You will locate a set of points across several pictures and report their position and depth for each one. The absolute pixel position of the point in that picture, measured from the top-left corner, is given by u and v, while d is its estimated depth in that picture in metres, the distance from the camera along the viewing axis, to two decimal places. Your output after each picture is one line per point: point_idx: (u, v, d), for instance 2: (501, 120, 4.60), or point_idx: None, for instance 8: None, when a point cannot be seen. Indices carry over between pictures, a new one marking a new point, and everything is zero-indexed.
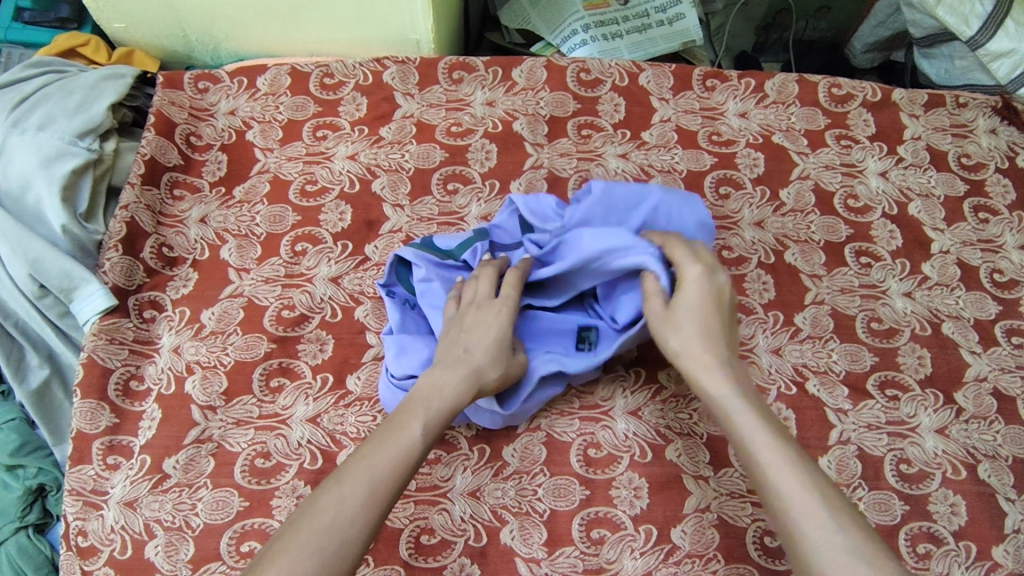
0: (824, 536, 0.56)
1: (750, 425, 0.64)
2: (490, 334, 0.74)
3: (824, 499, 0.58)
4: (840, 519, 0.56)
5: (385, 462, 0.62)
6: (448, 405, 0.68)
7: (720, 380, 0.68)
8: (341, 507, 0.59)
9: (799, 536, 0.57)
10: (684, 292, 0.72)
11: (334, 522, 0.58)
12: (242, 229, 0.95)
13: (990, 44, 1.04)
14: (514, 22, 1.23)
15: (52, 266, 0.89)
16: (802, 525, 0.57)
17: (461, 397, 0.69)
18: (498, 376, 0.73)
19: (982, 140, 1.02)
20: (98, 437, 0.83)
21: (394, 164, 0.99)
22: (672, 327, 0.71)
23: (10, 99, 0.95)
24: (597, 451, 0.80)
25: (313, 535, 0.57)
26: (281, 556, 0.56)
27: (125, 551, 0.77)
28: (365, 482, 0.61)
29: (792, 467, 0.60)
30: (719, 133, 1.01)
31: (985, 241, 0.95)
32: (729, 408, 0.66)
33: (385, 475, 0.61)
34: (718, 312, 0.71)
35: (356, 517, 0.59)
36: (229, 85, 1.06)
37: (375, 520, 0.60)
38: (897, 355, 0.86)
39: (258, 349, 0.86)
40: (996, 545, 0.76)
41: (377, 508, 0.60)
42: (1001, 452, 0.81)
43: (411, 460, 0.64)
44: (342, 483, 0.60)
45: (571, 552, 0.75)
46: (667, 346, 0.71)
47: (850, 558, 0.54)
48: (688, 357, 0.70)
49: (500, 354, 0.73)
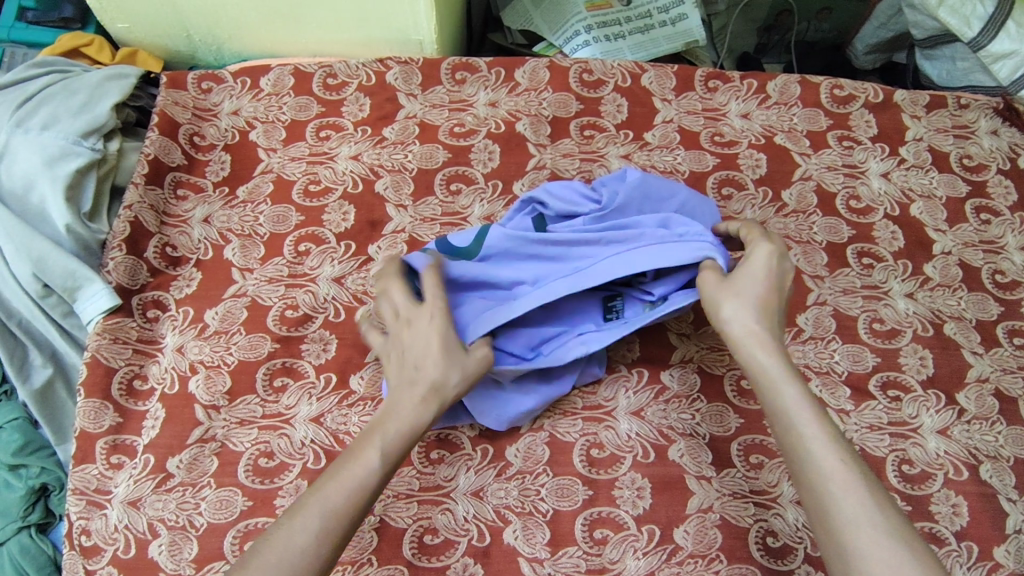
0: (864, 517, 0.57)
1: (796, 398, 0.64)
2: (434, 341, 0.72)
3: (864, 480, 0.59)
4: (877, 499, 0.58)
5: (337, 494, 0.63)
6: (404, 428, 0.68)
7: (772, 351, 0.67)
8: (292, 538, 0.61)
9: (840, 514, 0.57)
10: (749, 265, 0.71)
11: (290, 551, 0.60)
12: (245, 229, 0.95)
13: (992, 45, 1.04)
14: (517, 22, 1.23)
15: (55, 265, 0.89)
16: (843, 504, 0.58)
17: (417, 418, 0.69)
18: (458, 380, 0.71)
19: (984, 141, 1.02)
20: (102, 437, 0.83)
21: (397, 164, 0.99)
22: (729, 295, 0.70)
23: (14, 99, 0.95)
24: (599, 452, 0.80)
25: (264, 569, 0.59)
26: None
27: (129, 551, 0.77)
28: (317, 515, 0.62)
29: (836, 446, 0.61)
30: (721, 134, 1.01)
31: (987, 243, 0.95)
32: (777, 381, 0.65)
33: (337, 509, 0.63)
34: (778, 289, 0.71)
35: (306, 549, 0.60)
36: (232, 85, 1.07)
37: (327, 549, 0.61)
38: (899, 356, 0.86)
39: (262, 349, 0.86)
40: (997, 545, 0.76)
41: (330, 538, 0.61)
42: (1002, 453, 0.81)
43: (369, 488, 0.65)
44: (296, 520, 0.62)
45: (574, 552, 0.75)
46: (721, 312, 0.70)
47: (890, 539, 0.55)
48: (743, 325, 0.68)
49: (456, 361, 0.71)
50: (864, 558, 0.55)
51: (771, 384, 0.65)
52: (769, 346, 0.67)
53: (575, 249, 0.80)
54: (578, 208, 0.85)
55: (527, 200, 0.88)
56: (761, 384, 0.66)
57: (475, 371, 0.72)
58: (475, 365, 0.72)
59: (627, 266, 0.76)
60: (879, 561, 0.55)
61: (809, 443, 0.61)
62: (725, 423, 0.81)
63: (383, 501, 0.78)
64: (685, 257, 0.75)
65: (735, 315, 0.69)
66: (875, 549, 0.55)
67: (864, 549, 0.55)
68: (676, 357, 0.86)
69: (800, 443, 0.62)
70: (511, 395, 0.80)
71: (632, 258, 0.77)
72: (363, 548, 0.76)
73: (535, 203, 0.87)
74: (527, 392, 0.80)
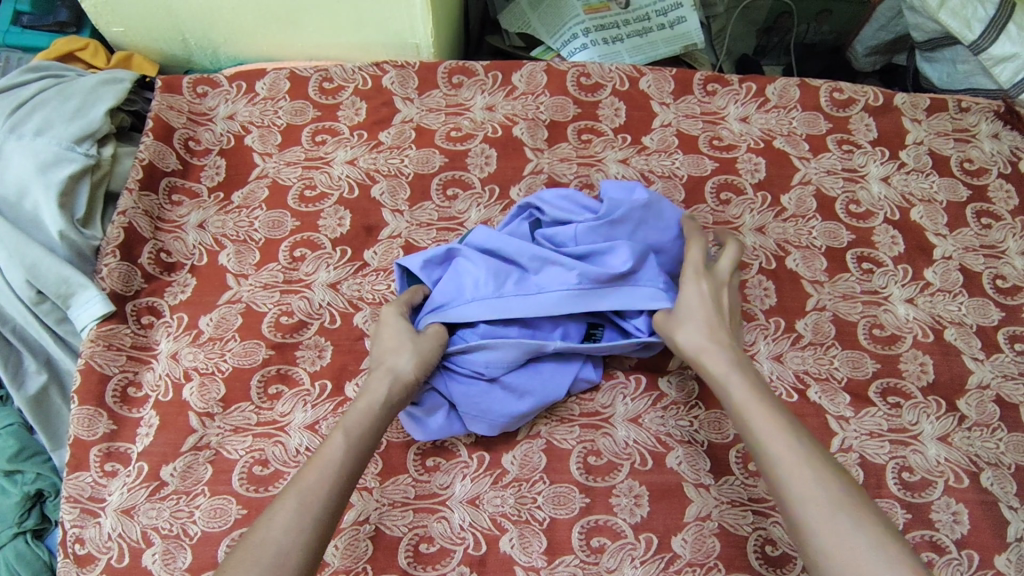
0: (818, 501, 0.58)
1: (745, 397, 0.67)
2: (393, 336, 0.77)
3: (821, 468, 0.60)
4: (830, 483, 0.59)
5: (312, 476, 0.64)
6: (365, 407, 0.71)
7: (722, 361, 0.71)
8: (272, 525, 0.60)
9: (799, 507, 0.59)
10: (697, 291, 0.76)
11: (268, 537, 0.59)
12: (240, 234, 0.95)
13: (993, 48, 1.03)
14: (514, 25, 1.22)
15: (48, 272, 0.88)
16: (799, 496, 0.59)
17: (380, 399, 0.72)
18: (410, 358, 0.75)
19: (985, 145, 1.01)
20: (96, 444, 0.82)
21: (394, 169, 0.98)
22: (681, 324, 0.75)
23: (8, 105, 0.95)
24: (596, 459, 0.79)
25: (249, 556, 0.58)
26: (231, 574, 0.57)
27: (122, 559, 0.76)
28: (295, 497, 0.62)
29: (790, 441, 0.62)
30: (720, 137, 1.01)
31: (988, 247, 0.94)
32: (730, 385, 0.69)
33: (313, 489, 0.63)
34: (716, 302, 0.76)
35: (286, 533, 0.60)
36: (228, 89, 1.06)
37: (310, 528, 0.61)
38: (899, 362, 0.85)
39: (256, 355, 0.86)
40: (998, 553, 0.75)
41: (311, 517, 0.61)
42: (1003, 460, 0.80)
43: (343, 466, 0.65)
44: (274, 507, 0.62)
45: (571, 560, 0.74)
46: (676, 340, 0.75)
47: (843, 520, 0.57)
48: (698, 347, 0.73)
49: (412, 344, 0.76)
50: (825, 547, 0.56)
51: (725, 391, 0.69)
52: (721, 356, 0.71)
53: (551, 265, 0.81)
54: (573, 216, 0.85)
55: (525, 204, 0.88)
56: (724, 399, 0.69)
57: (434, 354, 0.77)
58: (433, 349, 0.77)
59: (586, 303, 0.79)
60: (835, 546, 0.56)
61: (762, 442, 0.63)
62: (723, 430, 0.81)
63: (378, 509, 0.78)
64: (641, 305, 0.79)
65: (690, 340, 0.74)
66: (833, 535, 0.56)
67: (822, 536, 0.57)
68: (674, 364, 0.85)
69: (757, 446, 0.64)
70: (503, 398, 0.79)
71: (594, 295, 0.79)
72: (358, 556, 0.75)
73: (532, 207, 0.88)
74: (519, 396, 0.79)
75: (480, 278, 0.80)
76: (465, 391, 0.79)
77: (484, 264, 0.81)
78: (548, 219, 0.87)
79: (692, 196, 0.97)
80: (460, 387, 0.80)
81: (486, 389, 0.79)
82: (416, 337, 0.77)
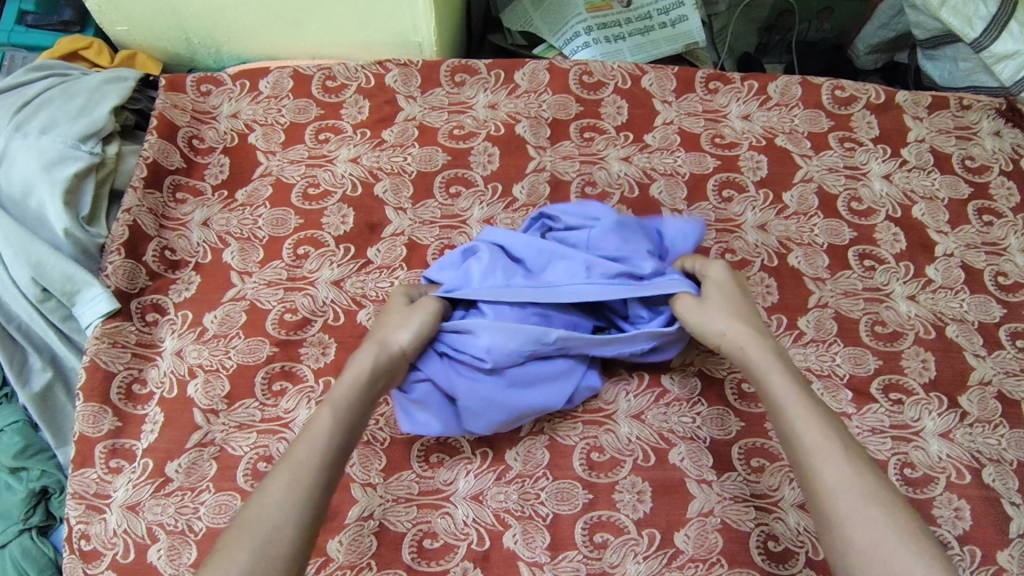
0: (848, 491, 0.58)
1: (785, 387, 0.67)
2: (387, 316, 0.78)
3: (857, 462, 0.60)
4: (864, 476, 0.59)
5: (303, 450, 0.64)
6: (353, 378, 0.71)
7: (762, 351, 0.71)
8: (265, 499, 0.60)
9: (828, 494, 0.59)
10: (729, 288, 0.77)
11: (264, 511, 0.59)
12: (244, 232, 0.95)
13: (994, 46, 1.03)
14: (516, 24, 1.23)
15: (54, 269, 0.89)
16: (830, 483, 0.59)
17: (368, 368, 0.72)
18: (401, 332, 0.76)
19: (986, 142, 1.02)
20: (100, 441, 0.83)
21: (396, 167, 0.99)
22: (717, 310, 0.75)
23: (13, 104, 0.95)
24: (599, 455, 0.79)
25: (243, 535, 0.57)
26: (228, 549, 0.57)
27: (127, 555, 0.77)
28: (287, 474, 0.62)
29: (825, 433, 0.62)
30: (722, 135, 1.01)
31: (990, 244, 0.94)
32: (769, 373, 0.69)
33: (304, 462, 0.63)
34: (746, 299, 0.76)
35: (282, 505, 0.60)
36: (231, 88, 1.07)
37: (303, 499, 0.61)
38: (901, 359, 0.86)
39: (260, 352, 0.86)
40: (1000, 549, 0.75)
41: (305, 490, 0.61)
42: (1005, 456, 0.80)
43: (332, 438, 0.65)
44: (265, 485, 0.61)
45: (573, 556, 0.74)
46: (712, 326, 0.74)
47: (874, 512, 0.57)
48: (735, 334, 0.72)
49: (402, 320, 0.77)
50: (850, 535, 0.56)
51: (763, 377, 0.69)
52: (761, 345, 0.71)
53: (559, 263, 0.82)
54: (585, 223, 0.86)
55: (539, 214, 0.90)
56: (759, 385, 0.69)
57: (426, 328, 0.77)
58: (425, 325, 0.77)
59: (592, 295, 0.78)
60: (861, 534, 0.56)
61: (798, 433, 0.63)
62: (726, 427, 0.81)
63: (382, 505, 0.78)
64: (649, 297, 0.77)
65: (723, 330, 0.73)
66: (860, 525, 0.56)
67: (848, 524, 0.57)
68: (676, 361, 0.86)
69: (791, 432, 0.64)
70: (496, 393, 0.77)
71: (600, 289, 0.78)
72: (362, 552, 0.75)
73: (546, 217, 0.89)
74: (516, 392, 0.78)
75: (489, 271, 0.81)
76: (468, 384, 0.78)
77: (494, 258, 0.82)
78: (560, 228, 0.88)
79: (694, 193, 0.97)
80: (455, 380, 0.78)
81: (490, 385, 0.77)
82: (406, 314, 0.78)
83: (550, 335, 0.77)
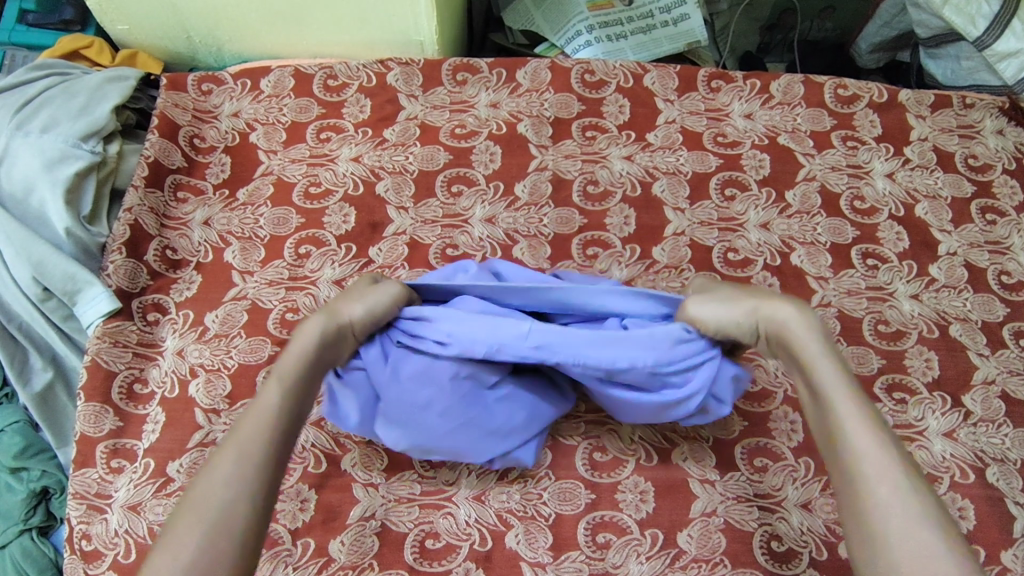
0: (892, 489, 0.54)
1: (831, 375, 0.61)
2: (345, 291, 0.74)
3: (904, 461, 0.56)
4: (911, 475, 0.55)
5: (249, 426, 0.61)
6: (303, 352, 0.67)
7: (807, 334, 0.65)
8: (212, 479, 0.57)
9: (870, 490, 0.55)
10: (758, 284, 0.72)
11: (211, 492, 0.56)
12: (245, 231, 0.95)
13: (997, 44, 1.03)
14: (518, 23, 1.22)
15: (55, 268, 0.88)
16: (873, 480, 0.55)
17: (316, 340, 0.68)
18: (355, 308, 0.71)
19: (990, 141, 1.01)
20: (101, 441, 0.82)
21: (398, 166, 0.98)
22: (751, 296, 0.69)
23: (13, 103, 0.95)
24: (602, 455, 0.79)
25: (192, 515, 0.55)
26: (176, 531, 0.54)
27: (128, 555, 0.76)
28: (233, 450, 0.59)
29: (873, 428, 0.58)
30: (724, 134, 1.01)
31: (993, 243, 0.94)
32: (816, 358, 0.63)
33: (251, 438, 0.60)
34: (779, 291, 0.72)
35: (230, 485, 0.57)
36: (233, 87, 1.06)
37: (254, 475, 0.58)
38: (904, 358, 0.85)
39: (262, 352, 0.86)
40: (1005, 549, 0.75)
41: (254, 468, 0.58)
42: (1009, 456, 0.80)
43: (280, 412, 0.62)
44: (212, 460, 0.59)
45: (576, 556, 0.74)
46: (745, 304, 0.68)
47: (917, 512, 0.53)
48: (777, 316, 0.67)
49: (356, 295, 0.72)
50: (890, 534, 0.52)
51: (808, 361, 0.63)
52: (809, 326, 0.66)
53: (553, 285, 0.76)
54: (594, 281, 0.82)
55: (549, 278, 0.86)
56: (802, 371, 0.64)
57: (380, 303, 0.72)
58: (380, 299, 0.72)
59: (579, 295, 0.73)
60: (903, 535, 0.52)
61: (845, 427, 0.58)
62: (728, 426, 0.81)
63: (384, 505, 0.78)
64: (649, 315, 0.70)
65: (760, 310, 0.67)
66: (900, 525, 0.52)
67: (890, 524, 0.53)
68: None
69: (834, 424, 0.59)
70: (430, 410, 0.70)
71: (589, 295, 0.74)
72: (364, 552, 0.75)
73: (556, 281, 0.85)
74: (444, 420, 0.70)
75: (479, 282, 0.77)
76: (414, 384, 0.70)
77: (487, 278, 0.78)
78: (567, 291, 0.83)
79: (697, 192, 0.97)
80: (389, 386, 0.71)
81: (426, 400, 0.70)
82: (360, 291, 0.73)
83: (525, 325, 0.68)
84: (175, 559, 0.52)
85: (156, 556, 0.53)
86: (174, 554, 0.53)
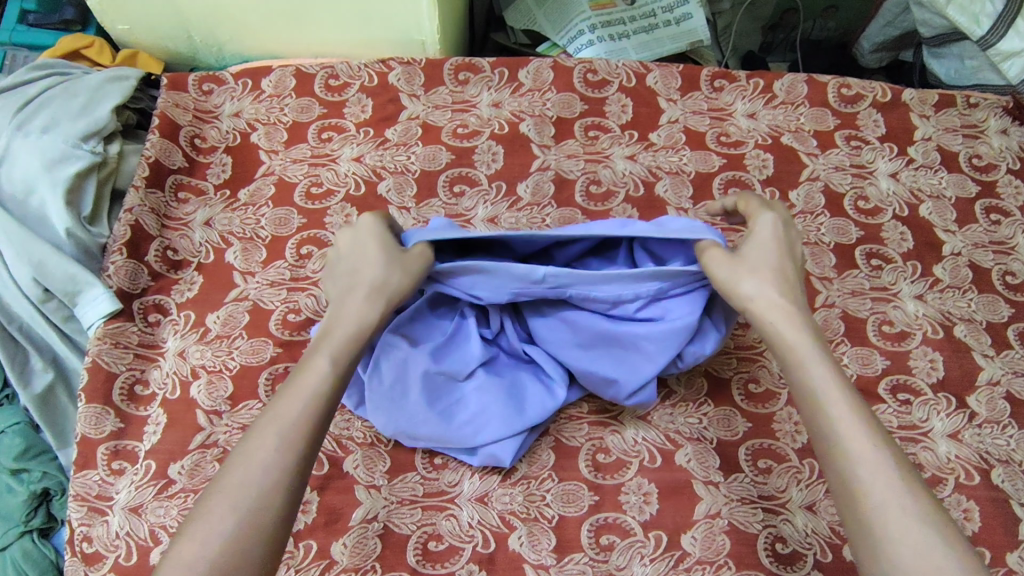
0: (889, 490, 0.53)
1: (823, 377, 0.59)
2: (378, 246, 0.69)
3: (898, 458, 0.55)
4: (910, 484, 0.54)
5: (294, 407, 0.59)
6: (353, 330, 0.64)
7: (796, 328, 0.62)
8: (252, 464, 0.56)
9: (867, 490, 0.54)
10: (772, 240, 0.68)
11: (250, 480, 0.55)
12: (247, 232, 0.95)
13: (1001, 43, 1.03)
14: (519, 22, 1.22)
15: (56, 269, 0.88)
16: (869, 481, 0.54)
17: (366, 316, 0.65)
18: (402, 278, 0.67)
19: (994, 141, 1.01)
20: (103, 442, 0.82)
21: (400, 166, 0.98)
22: (752, 269, 0.65)
23: (14, 103, 0.95)
24: (605, 456, 0.79)
25: (226, 499, 0.54)
26: (209, 516, 0.53)
27: (129, 558, 0.76)
28: (275, 433, 0.57)
29: (865, 425, 0.57)
30: (728, 133, 1.00)
31: (997, 243, 0.94)
32: (807, 358, 0.61)
33: (294, 421, 0.58)
34: (789, 256, 0.68)
35: (270, 470, 0.55)
36: (233, 86, 1.06)
37: (294, 464, 0.57)
38: (909, 359, 0.85)
39: (264, 353, 0.85)
40: (1010, 551, 0.74)
41: (295, 457, 0.57)
42: (1014, 457, 0.80)
43: (327, 395, 0.60)
44: (251, 442, 0.57)
45: (580, 558, 0.74)
46: (738, 285, 0.65)
47: (920, 526, 0.52)
48: (765, 301, 0.64)
49: (397, 260, 0.68)
50: (891, 536, 0.52)
51: (800, 362, 0.61)
52: (797, 319, 0.63)
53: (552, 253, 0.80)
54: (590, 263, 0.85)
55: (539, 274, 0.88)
56: (789, 365, 0.62)
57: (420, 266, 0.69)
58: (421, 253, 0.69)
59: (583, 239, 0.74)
60: (902, 536, 0.52)
61: (840, 434, 0.57)
62: (732, 428, 0.81)
63: (387, 507, 0.77)
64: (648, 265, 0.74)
65: (751, 289, 0.64)
66: (900, 527, 0.52)
67: (889, 526, 0.52)
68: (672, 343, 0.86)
69: (825, 421, 0.58)
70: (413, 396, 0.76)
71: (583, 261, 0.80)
72: (366, 554, 0.74)
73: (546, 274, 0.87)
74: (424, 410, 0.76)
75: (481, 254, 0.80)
76: (393, 373, 0.76)
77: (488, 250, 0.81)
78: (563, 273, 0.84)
79: (701, 192, 0.96)
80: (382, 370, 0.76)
81: (404, 391, 0.76)
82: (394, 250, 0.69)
83: (539, 271, 0.70)
84: (204, 547, 0.52)
85: (185, 541, 0.53)
86: (204, 541, 0.52)
